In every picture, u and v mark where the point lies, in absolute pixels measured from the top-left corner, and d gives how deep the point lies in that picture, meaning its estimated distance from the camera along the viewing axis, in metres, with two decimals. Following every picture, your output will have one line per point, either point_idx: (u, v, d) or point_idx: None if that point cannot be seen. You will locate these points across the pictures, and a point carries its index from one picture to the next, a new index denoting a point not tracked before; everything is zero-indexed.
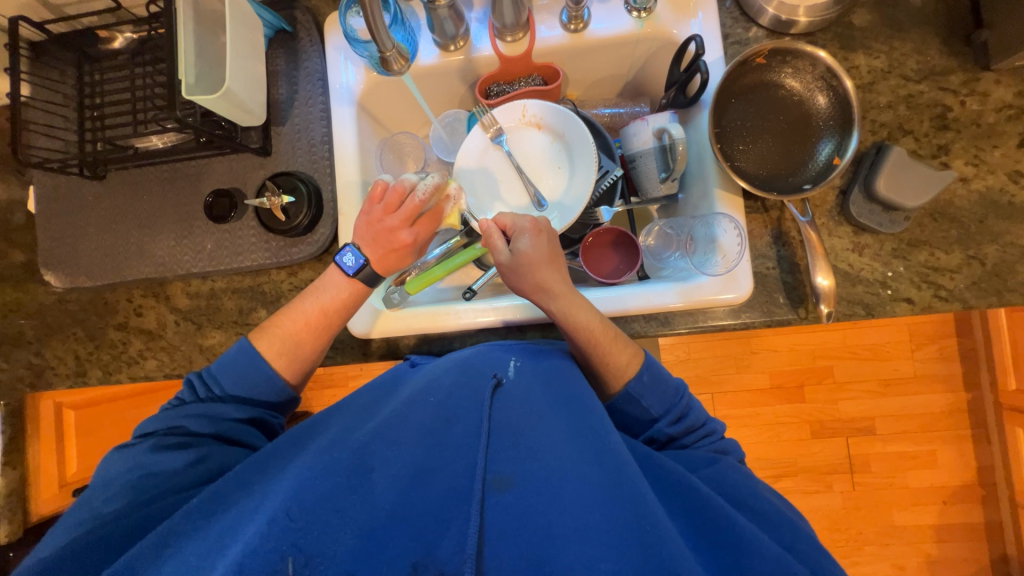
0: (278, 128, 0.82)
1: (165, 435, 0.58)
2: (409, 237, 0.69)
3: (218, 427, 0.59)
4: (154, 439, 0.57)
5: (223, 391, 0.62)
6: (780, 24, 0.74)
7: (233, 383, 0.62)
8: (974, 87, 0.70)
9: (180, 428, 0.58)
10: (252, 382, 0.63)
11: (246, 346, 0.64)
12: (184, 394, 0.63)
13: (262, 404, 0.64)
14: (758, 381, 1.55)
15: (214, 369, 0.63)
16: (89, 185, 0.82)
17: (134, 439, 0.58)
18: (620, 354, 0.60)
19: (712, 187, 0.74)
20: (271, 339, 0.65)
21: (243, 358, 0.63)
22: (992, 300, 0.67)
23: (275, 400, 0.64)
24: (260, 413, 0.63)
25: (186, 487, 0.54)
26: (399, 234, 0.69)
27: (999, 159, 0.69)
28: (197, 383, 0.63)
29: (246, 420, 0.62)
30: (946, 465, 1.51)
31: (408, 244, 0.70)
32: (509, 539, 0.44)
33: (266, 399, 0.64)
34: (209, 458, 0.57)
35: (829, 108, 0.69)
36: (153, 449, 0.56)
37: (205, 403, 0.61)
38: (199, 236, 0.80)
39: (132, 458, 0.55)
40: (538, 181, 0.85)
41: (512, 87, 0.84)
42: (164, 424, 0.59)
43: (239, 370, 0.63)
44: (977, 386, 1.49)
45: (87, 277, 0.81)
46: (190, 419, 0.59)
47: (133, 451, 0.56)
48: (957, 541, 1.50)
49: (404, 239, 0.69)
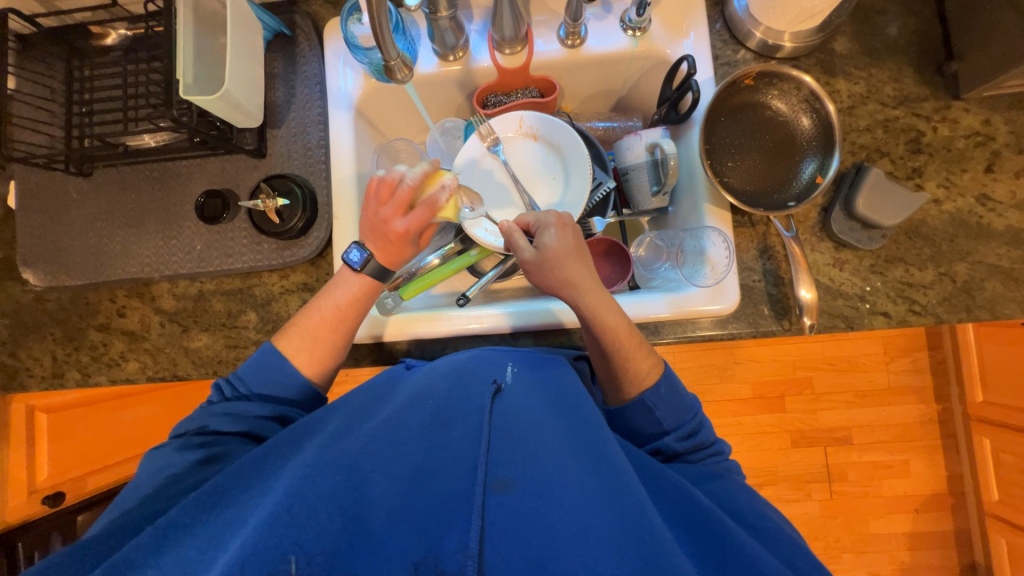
0: (274, 130, 0.81)
1: (192, 435, 0.58)
2: (401, 226, 0.67)
3: (248, 426, 0.60)
4: (182, 439, 0.58)
5: (249, 390, 0.62)
6: (767, 48, 0.77)
7: (264, 383, 0.62)
8: (945, 114, 0.75)
9: (208, 426, 0.59)
10: (280, 383, 0.63)
11: (272, 350, 0.64)
12: (212, 394, 0.63)
13: (286, 402, 0.63)
14: (741, 391, 1.59)
15: (240, 370, 0.64)
16: (75, 182, 0.80)
17: (167, 438, 0.58)
18: (642, 362, 0.61)
19: (702, 202, 0.76)
20: (294, 345, 0.65)
21: (269, 360, 0.63)
22: (961, 316, 0.71)
23: (301, 401, 0.64)
24: (289, 411, 0.63)
25: (162, 501, 0.51)
26: (391, 224, 0.67)
27: (969, 182, 0.73)
28: (225, 384, 0.64)
29: (272, 418, 0.61)
30: (918, 475, 1.56)
31: (402, 234, 0.68)
32: (511, 538, 0.44)
33: (292, 398, 0.63)
34: (230, 458, 0.57)
35: (813, 130, 0.72)
36: (181, 448, 0.56)
37: (232, 401, 0.61)
38: (189, 236, 0.79)
39: (163, 457, 0.55)
40: (533, 191, 0.86)
41: (509, 98, 0.86)
42: (196, 423, 0.59)
43: (273, 374, 0.62)
44: (947, 398, 1.56)
45: (69, 277, 0.79)
46: (218, 418, 0.59)
47: (161, 451, 0.56)
48: (927, 548, 1.56)
49: (396, 229, 0.67)
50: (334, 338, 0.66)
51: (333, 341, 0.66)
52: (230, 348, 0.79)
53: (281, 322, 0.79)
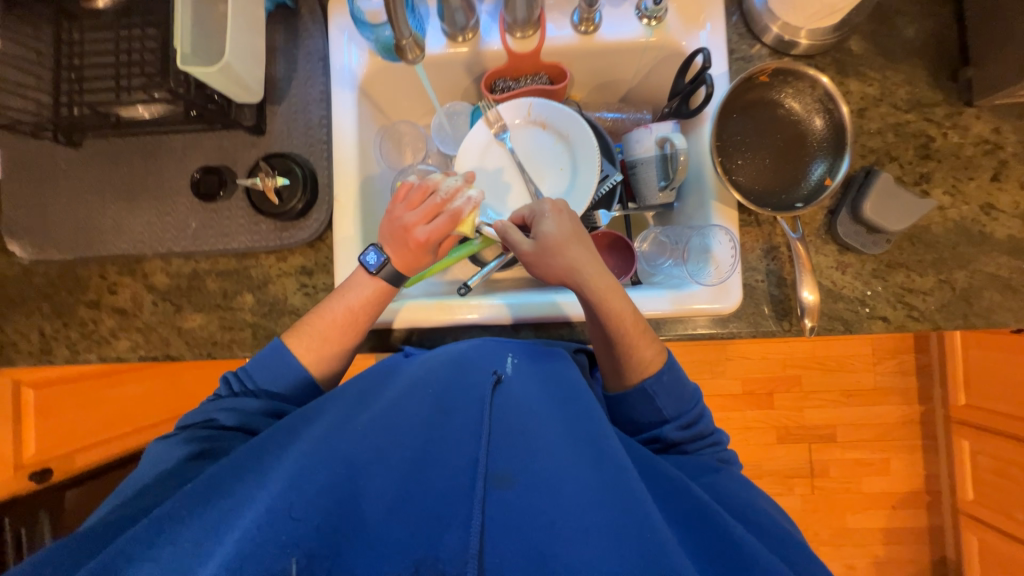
0: (274, 107, 0.78)
1: (198, 428, 0.58)
2: (423, 235, 0.66)
3: (249, 420, 0.59)
4: (187, 432, 0.57)
5: (257, 386, 0.62)
6: (783, 44, 0.76)
7: (267, 377, 0.62)
8: (956, 121, 0.74)
9: (214, 421, 0.58)
10: (283, 377, 0.62)
11: (279, 345, 0.63)
12: (222, 389, 0.63)
13: (285, 397, 0.62)
14: (731, 386, 1.61)
15: (249, 365, 0.63)
16: (62, 152, 0.77)
17: (173, 430, 0.58)
18: (645, 350, 0.61)
19: (709, 200, 0.75)
20: (300, 341, 0.64)
21: (273, 352, 0.63)
22: (957, 323, 0.72)
23: (302, 396, 0.63)
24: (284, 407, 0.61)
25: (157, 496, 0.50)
26: (413, 231, 0.66)
27: (974, 190, 0.73)
28: (234, 378, 0.63)
29: (272, 414, 0.61)
30: (897, 473, 1.61)
31: (422, 243, 0.67)
32: (512, 536, 0.44)
33: (293, 393, 0.63)
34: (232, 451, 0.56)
35: (825, 131, 0.71)
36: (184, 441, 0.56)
37: (239, 397, 0.61)
38: (184, 214, 0.77)
39: (167, 451, 0.55)
40: (539, 180, 0.84)
41: (518, 83, 0.83)
42: (202, 418, 0.59)
43: (274, 368, 0.62)
44: (929, 400, 1.60)
45: (57, 250, 0.77)
46: (223, 413, 0.59)
47: (166, 444, 0.56)
48: (901, 542, 1.62)
49: (417, 237, 0.66)
50: (333, 324, 0.65)
51: (332, 327, 0.65)
52: (225, 330, 0.77)
53: (278, 305, 0.77)
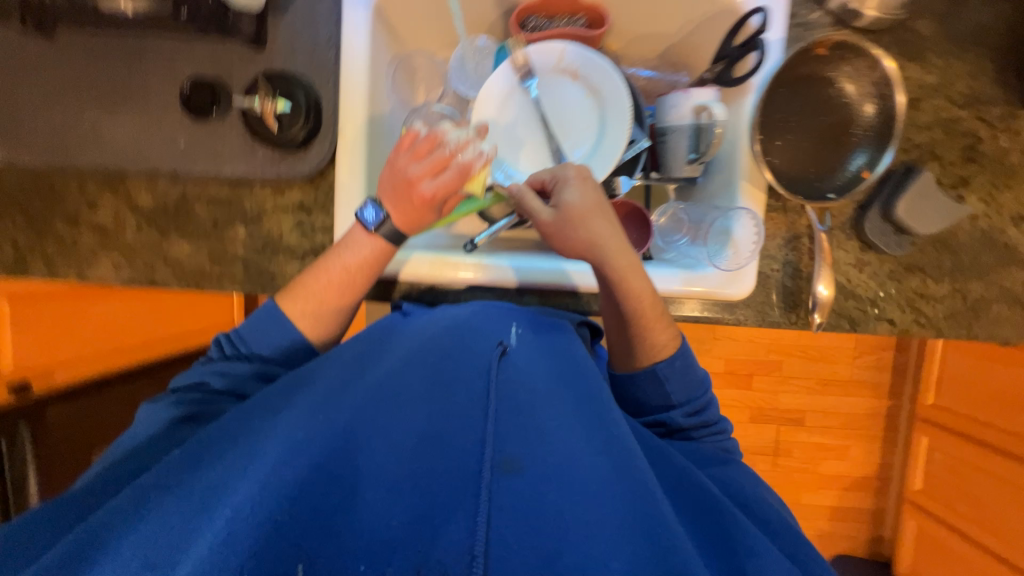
0: (276, 18, 0.69)
1: (190, 391, 0.58)
2: (429, 190, 0.62)
3: (239, 385, 0.59)
4: (179, 395, 0.58)
5: (249, 350, 0.60)
6: (847, 13, 0.69)
7: (260, 343, 0.60)
8: (1009, 124, 0.70)
9: (204, 386, 0.58)
10: (276, 341, 0.60)
11: (272, 309, 0.61)
12: (214, 350, 0.62)
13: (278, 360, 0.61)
14: (714, 365, 1.64)
15: (242, 330, 0.61)
16: (32, 41, 0.68)
17: (165, 393, 0.58)
18: (660, 334, 0.60)
19: (738, 179, 0.71)
20: (295, 303, 0.61)
21: (266, 317, 0.61)
22: (961, 333, 0.72)
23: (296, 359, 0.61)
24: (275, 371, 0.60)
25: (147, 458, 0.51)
26: (418, 186, 0.61)
27: (1010, 201, 0.70)
28: (226, 340, 0.62)
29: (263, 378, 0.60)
30: (854, 459, 1.70)
31: (427, 199, 0.62)
32: (520, 526, 0.41)
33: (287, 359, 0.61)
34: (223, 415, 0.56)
35: (874, 119, 0.66)
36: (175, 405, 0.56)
37: (231, 361, 0.60)
38: (171, 130, 0.70)
39: (157, 413, 0.56)
40: (561, 137, 0.78)
41: (551, 23, 0.76)
42: (193, 380, 0.59)
43: (268, 332, 0.60)
44: (899, 396, 1.67)
45: (28, 154, 0.70)
46: (213, 377, 0.59)
47: (156, 407, 0.56)
48: (845, 520, 1.74)
49: (422, 193, 0.62)
50: (332, 269, 0.62)
51: (330, 273, 0.61)
52: (215, 261, 0.73)
53: (272, 242, 0.73)
